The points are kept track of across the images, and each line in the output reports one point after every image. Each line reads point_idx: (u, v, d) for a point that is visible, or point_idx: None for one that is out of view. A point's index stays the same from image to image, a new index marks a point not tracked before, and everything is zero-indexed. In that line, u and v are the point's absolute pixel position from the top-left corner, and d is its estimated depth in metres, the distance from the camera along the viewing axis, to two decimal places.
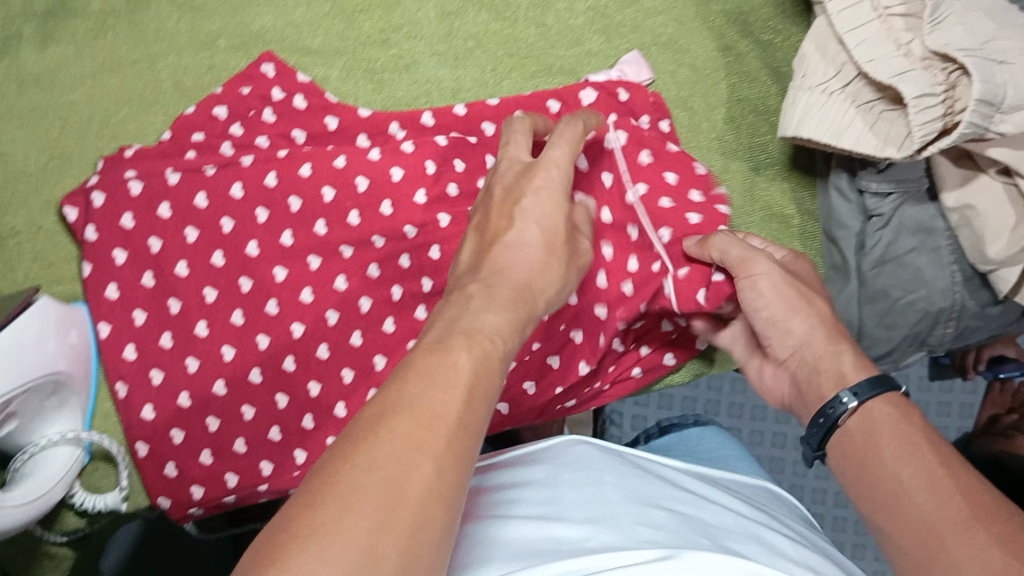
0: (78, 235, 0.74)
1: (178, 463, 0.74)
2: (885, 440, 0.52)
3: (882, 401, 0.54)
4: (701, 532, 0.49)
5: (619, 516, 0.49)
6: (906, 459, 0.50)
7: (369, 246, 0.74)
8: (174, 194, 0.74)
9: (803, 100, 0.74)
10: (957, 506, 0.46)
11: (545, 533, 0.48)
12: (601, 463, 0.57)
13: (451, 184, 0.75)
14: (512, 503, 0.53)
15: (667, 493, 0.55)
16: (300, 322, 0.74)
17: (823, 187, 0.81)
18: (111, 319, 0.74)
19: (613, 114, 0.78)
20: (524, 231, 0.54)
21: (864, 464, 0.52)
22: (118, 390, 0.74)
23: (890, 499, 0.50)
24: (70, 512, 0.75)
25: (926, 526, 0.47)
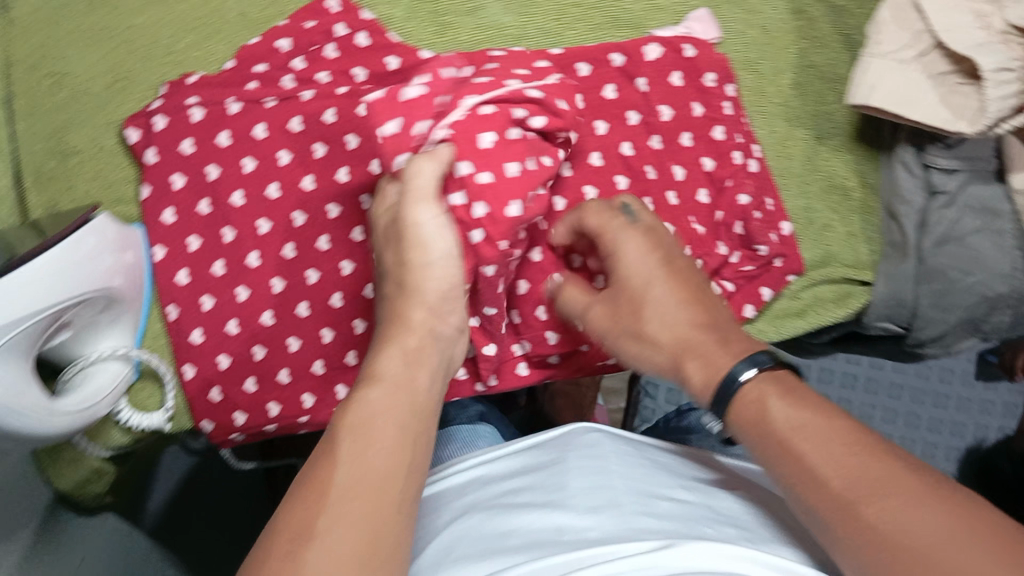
0: (138, 156, 0.75)
1: (224, 389, 0.75)
2: (784, 429, 0.50)
3: (750, 389, 0.53)
4: (706, 519, 0.53)
5: (622, 504, 0.53)
6: (801, 446, 0.48)
7: None
8: (233, 123, 0.75)
9: (875, 68, 0.71)
10: (865, 474, 0.45)
11: (549, 520, 0.52)
12: (609, 451, 0.61)
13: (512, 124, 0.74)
14: (516, 490, 0.58)
15: (674, 482, 0.58)
16: (348, 259, 0.75)
17: (886, 162, 0.79)
18: (166, 242, 0.75)
19: (676, 72, 0.77)
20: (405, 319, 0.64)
21: (768, 451, 0.50)
22: (169, 312, 0.75)
23: (802, 481, 0.47)
24: (115, 428, 0.76)
25: (843, 505, 0.45)
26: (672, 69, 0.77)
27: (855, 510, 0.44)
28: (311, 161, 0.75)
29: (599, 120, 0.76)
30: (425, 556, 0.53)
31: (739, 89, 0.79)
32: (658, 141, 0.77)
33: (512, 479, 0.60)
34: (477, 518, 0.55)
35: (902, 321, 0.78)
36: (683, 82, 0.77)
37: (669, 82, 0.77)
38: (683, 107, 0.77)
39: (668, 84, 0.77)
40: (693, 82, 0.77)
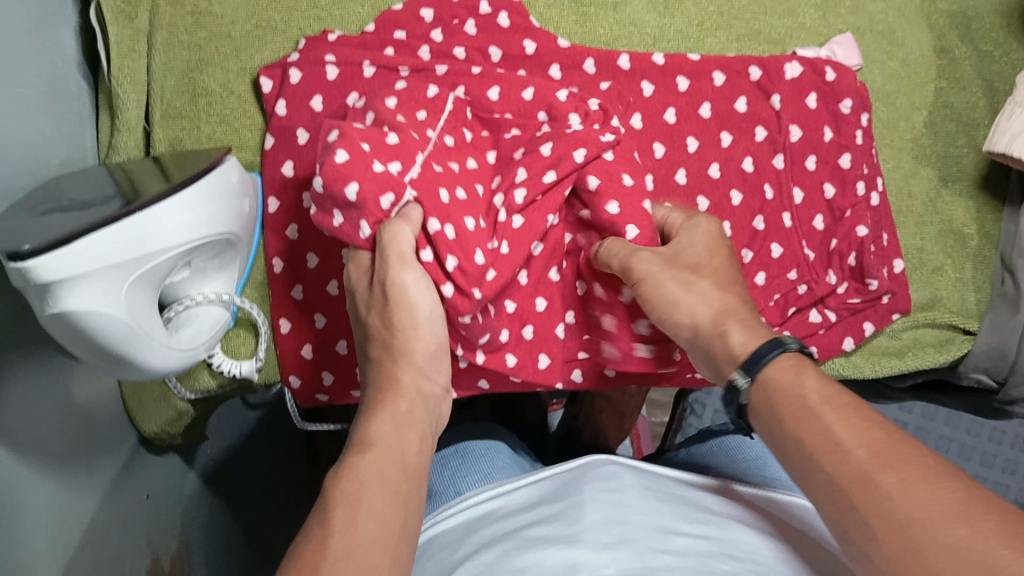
0: (268, 105, 0.76)
1: (316, 347, 0.77)
2: (811, 429, 0.47)
3: (774, 370, 0.52)
4: (723, 557, 0.52)
5: (638, 541, 0.52)
6: (810, 424, 0.48)
7: None
8: (365, 85, 0.75)
9: (1021, 117, 0.70)
10: (905, 495, 0.41)
11: (562, 556, 0.50)
12: (629, 485, 0.60)
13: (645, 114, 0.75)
14: (530, 525, 0.56)
15: (695, 518, 0.57)
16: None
17: (1013, 214, 0.78)
18: (280, 196, 0.76)
19: (811, 93, 0.76)
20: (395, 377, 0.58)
21: (794, 450, 0.48)
22: (273, 264, 0.76)
23: (828, 489, 0.45)
24: (205, 370, 0.77)
25: (879, 510, 0.41)
26: (808, 91, 0.76)
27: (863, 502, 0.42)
28: (382, 148, 0.63)
29: (725, 132, 0.75)
30: None
31: (872, 119, 0.78)
32: (782, 160, 0.75)
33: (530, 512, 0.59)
34: (494, 552, 0.53)
35: (999, 375, 0.77)
36: (818, 105, 0.76)
37: (804, 103, 0.75)
38: (814, 132, 0.75)
39: (802, 104, 0.75)
40: (828, 105, 0.76)
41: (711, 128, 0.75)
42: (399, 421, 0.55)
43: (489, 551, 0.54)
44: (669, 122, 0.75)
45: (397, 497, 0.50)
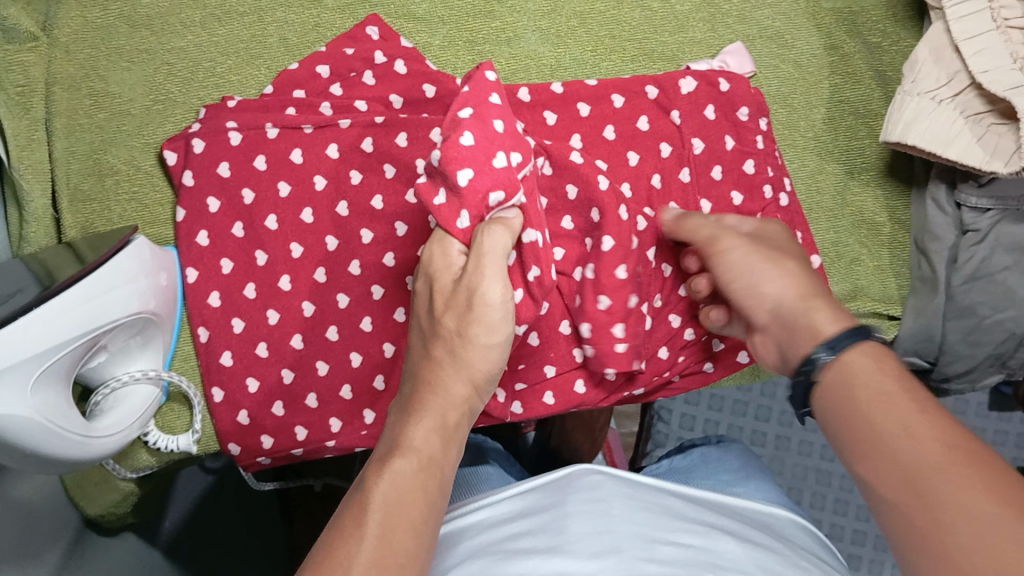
0: (174, 178, 0.76)
1: (252, 412, 0.75)
2: (865, 395, 0.51)
3: (855, 355, 0.54)
4: (706, 566, 0.53)
5: (626, 550, 0.53)
6: (878, 409, 0.50)
7: None
8: (271, 147, 0.75)
9: (911, 105, 0.72)
10: (932, 446, 0.45)
11: (551, 566, 0.52)
12: (612, 495, 0.61)
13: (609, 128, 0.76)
14: (515, 538, 0.57)
15: (678, 524, 0.58)
16: (379, 284, 0.76)
17: (918, 198, 0.79)
18: (199, 265, 0.75)
19: (709, 105, 0.77)
20: (473, 369, 0.58)
21: (850, 425, 0.51)
22: (199, 334, 0.75)
23: (871, 447, 0.49)
24: (143, 450, 0.77)
25: (904, 473, 0.45)
26: (705, 103, 0.77)
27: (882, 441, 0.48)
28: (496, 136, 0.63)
29: (631, 150, 0.76)
30: None
31: (771, 123, 0.79)
32: (687, 173, 0.76)
33: (515, 523, 0.59)
34: (485, 563, 0.55)
35: (929, 357, 0.79)
36: (716, 115, 0.77)
37: (703, 115, 0.77)
38: (716, 141, 0.76)
39: (702, 117, 0.77)
40: (725, 113, 0.77)
41: (617, 149, 0.76)
42: (443, 433, 0.55)
43: (474, 563, 0.56)
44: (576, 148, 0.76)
45: (419, 506, 0.50)
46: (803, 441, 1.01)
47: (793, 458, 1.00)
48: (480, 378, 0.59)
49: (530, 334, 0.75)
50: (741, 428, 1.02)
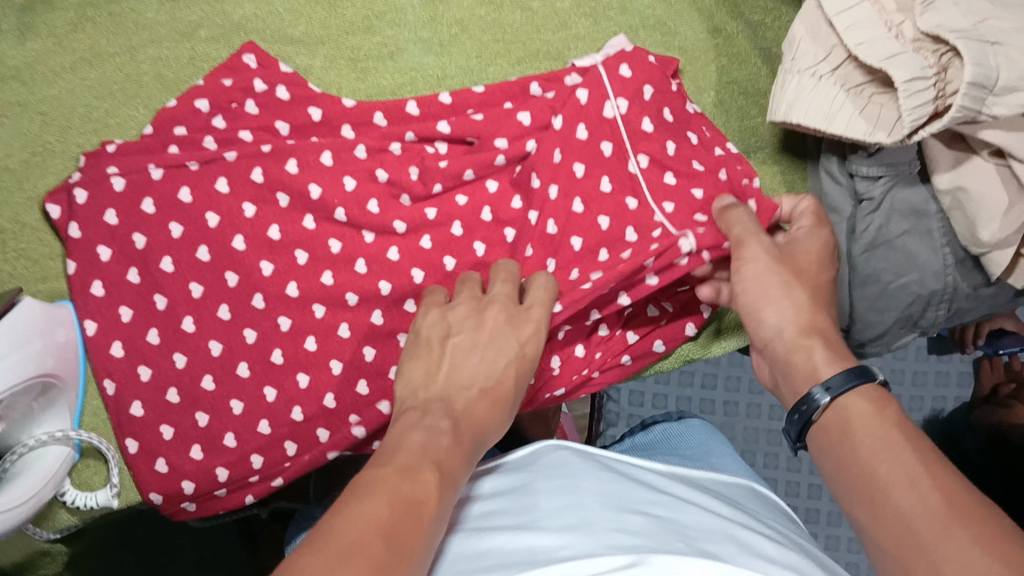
0: (61, 232, 0.75)
1: (170, 459, 0.75)
2: (860, 434, 0.55)
3: (856, 398, 0.57)
4: (675, 534, 0.53)
5: (595, 521, 0.54)
6: (892, 458, 0.52)
7: (359, 240, 0.74)
8: (158, 189, 0.74)
9: (793, 84, 0.74)
10: (934, 499, 0.49)
11: (521, 542, 0.53)
12: (580, 468, 0.63)
13: (645, 120, 0.74)
14: (492, 518, 0.59)
15: (646, 497, 0.60)
16: (285, 315, 0.74)
17: (813, 171, 0.80)
18: (97, 317, 0.74)
19: (607, 101, 0.74)
20: (487, 377, 0.63)
21: (841, 458, 0.55)
22: (106, 387, 0.75)
23: (869, 495, 0.52)
24: (63, 509, 0.75)
25: (904, 525, 0.49)
26: (618, 98, 0.74)
27: (883, 487, 0.51)
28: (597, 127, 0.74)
29: (529, 141, 0.74)
30: None
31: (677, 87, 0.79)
32: (581, 167, 0.74)
33: (488, 504, 0.62)
34: (461, 541, 0.58)
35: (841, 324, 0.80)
36: (615, 113, 0.74)
37: (603, 114, 0.74)
38: (627, 139, 0.74)
39: (601, 116, 0.74)
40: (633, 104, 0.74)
41: (506, 168, 0.76)
42: (443, 488, 0.52)
43: (450, 545, 0.57)
44: (491, 193, 0.76)
45: (420, 533, 0.47)
46: (750, 404, 0.95)
47: (743, 422, 0.95)
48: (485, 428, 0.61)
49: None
50: (689, 398, 0.96)
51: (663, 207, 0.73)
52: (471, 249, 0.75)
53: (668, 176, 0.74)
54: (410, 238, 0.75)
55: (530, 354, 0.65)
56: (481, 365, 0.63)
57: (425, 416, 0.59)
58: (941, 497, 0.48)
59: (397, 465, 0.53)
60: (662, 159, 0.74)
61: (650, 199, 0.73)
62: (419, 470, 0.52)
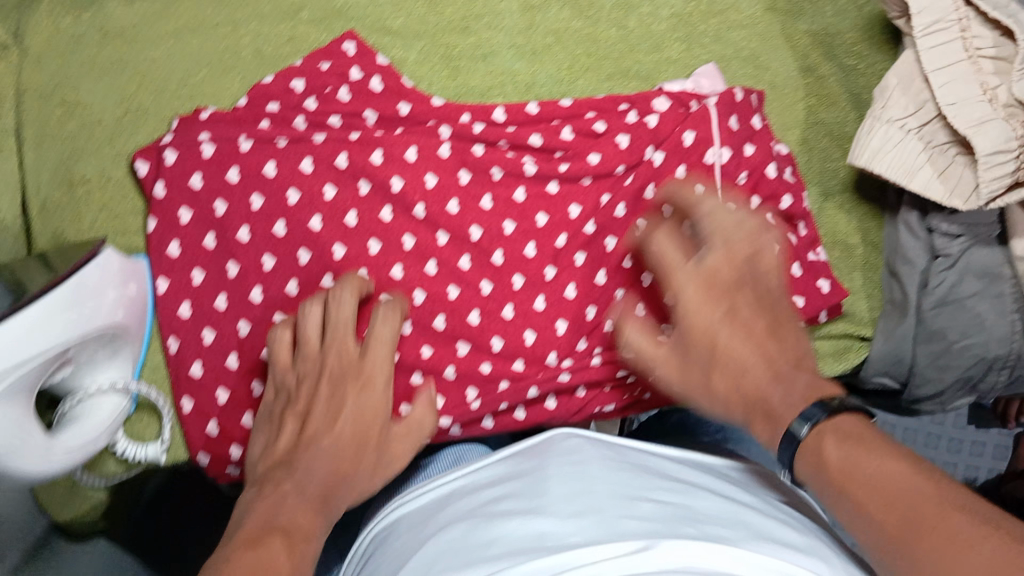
0: (146, 189, 0.77)
1: (220, 422, 0.77)
2: (841, 418, 0.56)
3: (830, 432, 0.55)
4: (686, 519, 0.56)
5: (605, 509, 0.57)
6: (874, 446, 0.53)
7: (432, 241, 0.78)
8: (244, 160, 0.75)
9: (878, 132, 0.71)
10: (921, 484, 0.51)
11: (531, 528, 0.56)
12: (592, 457, 0.66)
13: (742, 172, 0.80)
14: (497, 501, 0.61)
15: (657, 485, 0.62)
16: None
17: (892, 222, 0.80)
18: (171, 274, 0.77)
19: (680, 166, 0.79)
20: (337, 401, 0.69)
21: (817, 468, 0.55)
22: (170, 344, 0.78)
23: (847, 492, 0.53)
24: (111, 460, 0.79)
25: (887, 534, 0.50)
26: (721, 146, 0.79)
27: (865, 476, 0.52)
28: (688, 161, 0.79)
29: (621, 164, 0.79)
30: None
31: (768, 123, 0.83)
32: None
33: (493, 487, 0.64)
34: (463, 525, 0.58)
35: (900, 377, 0.81)
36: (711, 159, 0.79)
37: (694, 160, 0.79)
38: (722, 188, 0.79)
39: (697, 163, 0.79)
40: (695, 177, 0.79)
41: (592, 189, 0.80)
42: (291, 547, 0.58)
43: (454, 528, 0.59)
44: (571, 217, 0.79)
45: None
46: None
47: None
48: (370, 433, 0.69)
49: (481, 362, 0.78)
50: None
51: None
52: (541, 272, 0.79)
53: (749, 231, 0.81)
54: (483, 247, 0.79)
55: (372, 413, 0.70)
56: (318, 426, 0.69)
57: (267, 487, 0.65)
58: (926, 487, 0.50)
59: (244, 538, 0.58)
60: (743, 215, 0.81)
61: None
62: (265, 537, 0.58)
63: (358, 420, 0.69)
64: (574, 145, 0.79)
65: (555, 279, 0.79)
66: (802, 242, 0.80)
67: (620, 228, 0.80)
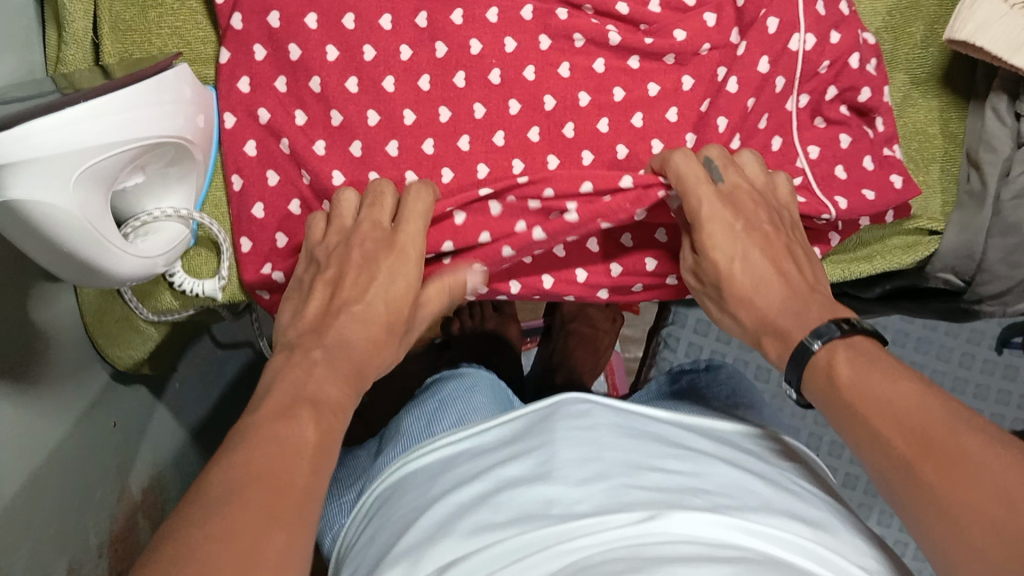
0: (223, 19, 0.75)
1: (276, 267, 0.76)
2: (870, 372, 0.57)
3: (845, 346, 0.60)
4: (692, 489, 0.60)
5: (612, 476, 0.62)
6: (896, 380, 0.56)
7: (503, 113, 0.75)
8: (324, 8, 0.74)
9: (983, 5, 0.71)
10: (935, 404, 0.54)
11: (539, 493, 0.60)
12: (602, 428, 0.69)
13: (824, 60, 0.77)
14: (505, 464, 0.65)
15: (668, 453, 0.66)
16: (414, 170, 0.75)
17: (977, 109, 0.79)
18: (237, 111, 0.75)
19: (762, 57, 0.76)
20: (371, 306, 0.67)
21: (837, 401, 0.58)
22: (233, 182, 0.76)
23: (857, 416, 0.57)
24: (167, 294, 0.79)
25: (916, 441, 0.52)
26: (806, 32, 0.76)
27: (888, 404, 0.55)
28: (765, 42, 0.76)
29: (705, 44, 0.77)
30: (414, 530, 0.61)
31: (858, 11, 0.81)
32: (751, 101, 0.77)
33: (504, 454, 0.67)
34: (475, 487, 0.63)
35: (967, 274, 0.81)
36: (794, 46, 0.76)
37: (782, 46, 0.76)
38: (799, 76, 0.77)
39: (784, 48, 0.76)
40: (780, 68, 0.76)
41: (674, 70, 0.78)
42: (318, 424, 0.57)
43: (463, 489, 0.64)
44: (650, 95, 0.77)
45: (297, 470, 0.52)
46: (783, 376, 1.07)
47: (773, 389, 1.07)
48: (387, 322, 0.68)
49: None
50: (725, 354, 1.08)
51: (809, 150, 0.78)
52: (612, 150, 0.76)
53: (819, 120, 0.79)
54: (555, 118, 0.76)
55: (405, 273, 0.69)
56: (350, 296, 0.68)
57: (296, 354, 0.64)
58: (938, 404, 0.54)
59: (274, 407, 0.57)
60: (818, 103, 0.79)
61: (796, 141, 0.78)
62: (294, 409, 0.57)
63: (374, 312, 0.67)
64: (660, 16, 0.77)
65: (625, 159, 0.77)
66: (878, 135, 0.79)
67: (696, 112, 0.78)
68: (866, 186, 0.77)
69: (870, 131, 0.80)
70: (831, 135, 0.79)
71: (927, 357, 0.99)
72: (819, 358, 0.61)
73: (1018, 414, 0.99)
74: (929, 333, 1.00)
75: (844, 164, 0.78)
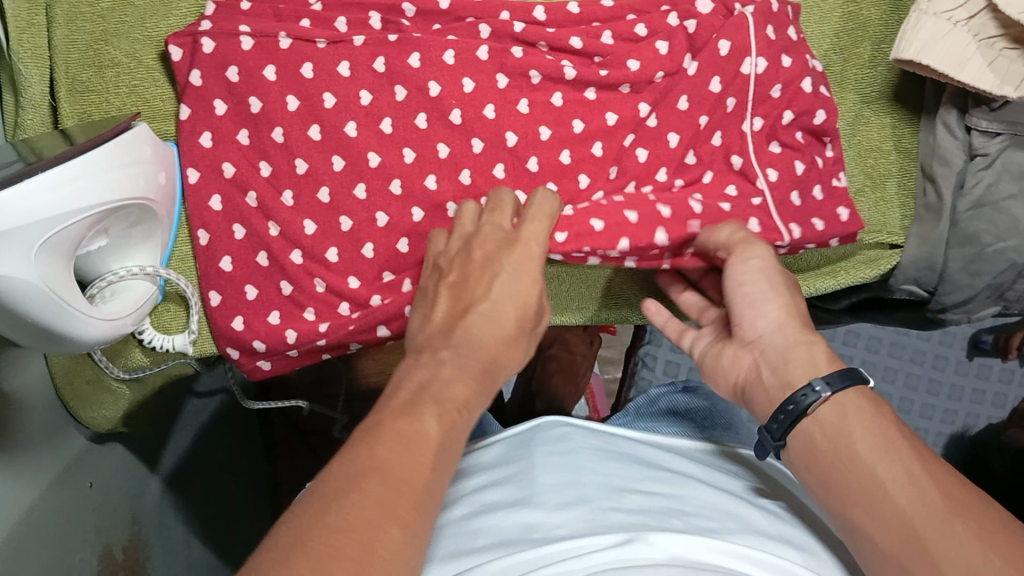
0: (178, 74, 0.75)
1: (247, 318, 0.77)
2: (863, 422, 0.54)
3: (847, 402, 0.55)
4: (671, 512, 0.59)
5: (593, 501, 0.61)
6: (895, 450, 0.52)
7: (466, 149, 0.77)
8: (282, 58, 0.74)
9: (926, 25, 0.72)
10: (934, 496, 0.49)
11: (520, 517, 0.59)
12: (582, 450, 0.70)
13: (777, 85, 0.78)
14: (488, 491, 0.65)
15: (647, 475, 0.66)
16: (383, 212, 0.77)
17: (929, 123, 0.80)
18: (200, 166, 0.76)
19: (715, 77, 0.77)
20: (493, 301, 0.61)
21: (821, 471, 0.55)
22: (199, 237, 0.76)
23: (843, 483, 0.54)
24: (138, 349, 0.79)
25: (904, 525, 0.49)
26: (757, 56, 0.77)
27: (878, 483, 0.51)
28: (723, 70, 0.77)
29: (659, 72, 0.78)
30: None
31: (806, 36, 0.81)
32: (705, 119, 0.78)
33: (483, 478, 0.68)
34: (462, 515, 0.63)
35: (930, 283, 0.82)
36: (745, 70, 0.77)
37: (738, 70, 0.77)
38: (752, 98, 0.78)
39: (738, 74, 0.77)
40: (732, 88, 0.77)
41: (631, 100, 0.79)
42: (444, 422, 0.51)
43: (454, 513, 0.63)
44: (608, 124, 0.78)
45: (420, 467, 0.47)
46: None
47: None
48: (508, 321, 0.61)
49: None
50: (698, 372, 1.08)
51: (767, 174, 0.78)
52: (575, 180, 0.78)
53: (775, 145, 0.79)
54: (518, 153, 0.77)
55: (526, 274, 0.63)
56: (475, 294, 0.62)
57: (424, 354, 0.58)
58: (926, 496, 0.49)
59: (398, 404, 0.52)
60: (774, 128, 0.78)
61: (755, 163, 0.78)
62: (418, 406, 0.52)
63: (497, 317, 0.61)
64: (611, 51, 0.78)
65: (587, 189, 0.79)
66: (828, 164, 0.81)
67: (653, 136, 0.78)
68: (815, 216, 0.79)
69: (820, 157, 0.81)
70: (787, 161, 0.79)
71: (902, 361, 1.00)
72: (821, 412, 0.56)
73: (993, 412, 0.98)
74: (902, 337, 1.00)
75: (799, 191, 0.79)
